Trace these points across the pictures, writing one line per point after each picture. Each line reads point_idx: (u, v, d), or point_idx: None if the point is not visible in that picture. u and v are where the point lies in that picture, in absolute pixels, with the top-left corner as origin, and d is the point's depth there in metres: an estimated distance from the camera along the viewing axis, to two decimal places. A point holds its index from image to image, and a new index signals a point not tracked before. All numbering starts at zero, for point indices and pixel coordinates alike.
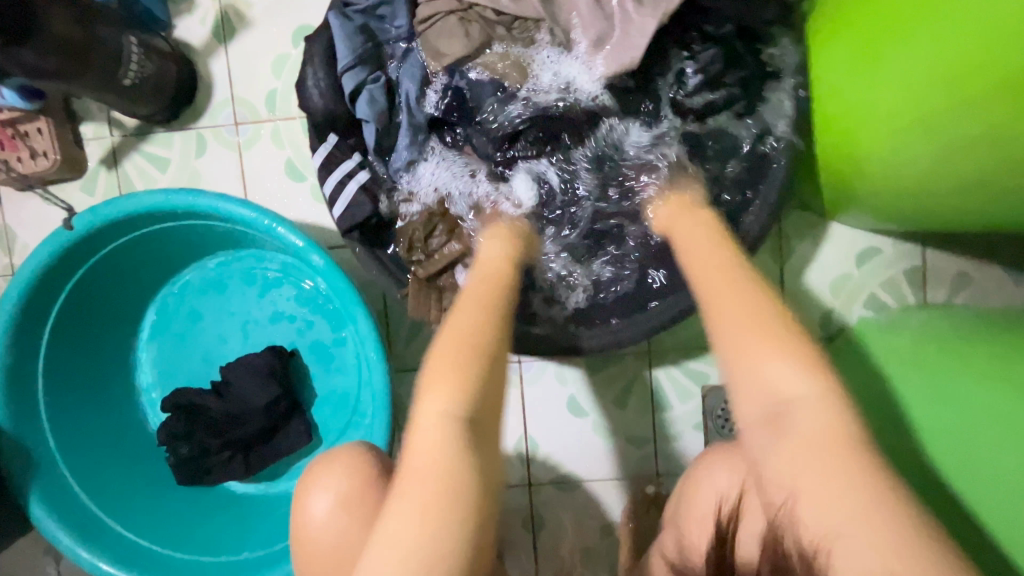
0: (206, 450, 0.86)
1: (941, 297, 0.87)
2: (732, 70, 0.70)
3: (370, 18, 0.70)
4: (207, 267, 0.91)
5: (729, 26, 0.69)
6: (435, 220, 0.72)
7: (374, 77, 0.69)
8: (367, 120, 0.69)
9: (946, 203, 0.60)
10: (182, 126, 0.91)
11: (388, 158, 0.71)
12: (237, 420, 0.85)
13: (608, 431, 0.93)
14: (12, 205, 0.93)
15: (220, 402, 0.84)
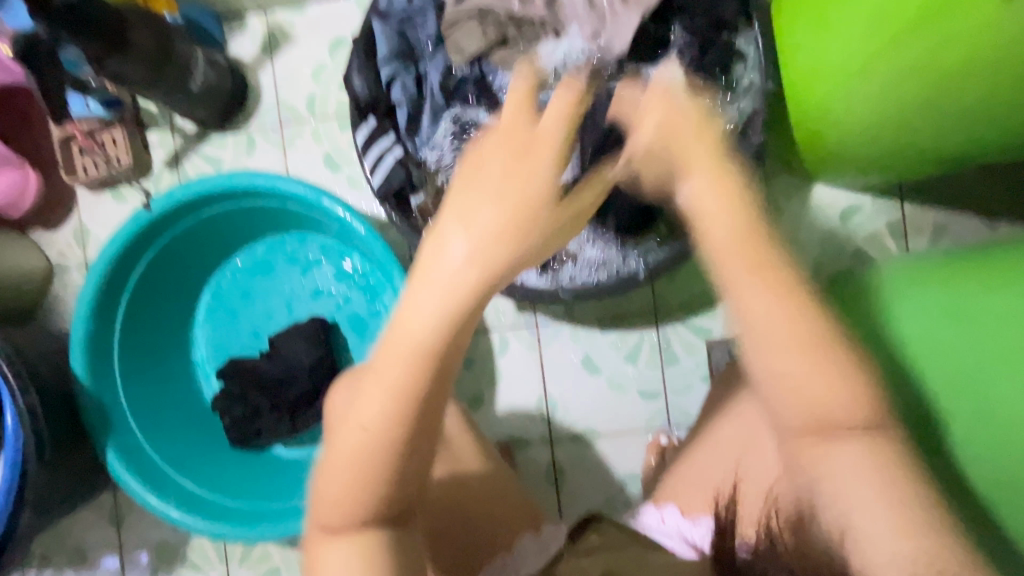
0: (259, 412, 0.95)
1: (922, 246, 0.95)
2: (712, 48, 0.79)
3: (404, 24, 0.81)
4: (255, 250, 1.03)
5: (702, 19, 0.80)
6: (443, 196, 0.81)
7: (406, 69, 0.81)
8: (400, 103, 0.81)
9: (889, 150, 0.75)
10: (234, 129, 1.04)
11: (417, 137, 0.82)
12: (287, 382, 0.95)
13: (621, 386, 1.00)
14: (87, 205, 1.06)
15: (271, 364, 0.95)
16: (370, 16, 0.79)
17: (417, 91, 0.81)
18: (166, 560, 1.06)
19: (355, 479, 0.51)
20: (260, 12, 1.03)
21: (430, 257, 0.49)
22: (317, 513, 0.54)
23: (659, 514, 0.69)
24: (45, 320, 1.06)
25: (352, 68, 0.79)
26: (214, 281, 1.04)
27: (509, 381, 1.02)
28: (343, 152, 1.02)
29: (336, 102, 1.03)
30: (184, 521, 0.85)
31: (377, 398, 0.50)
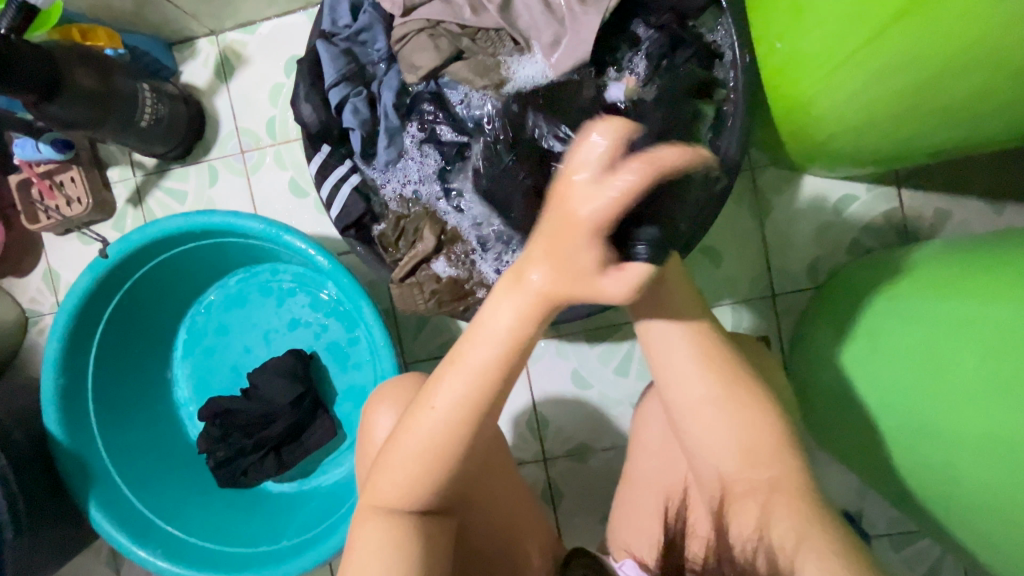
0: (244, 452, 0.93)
1: (924, 234, 0.89)
2: (679, 49, 0.72)
3: (352, 44, 0.77)
4: (228, 285, 1.00)
5: (669, 14, 0.73)
6: (404, 221, 0.77)
7: (357, 91, 0.76)
8: (355, 129, 0.76)
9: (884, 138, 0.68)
10: (194, 160, 1.00)
11: (375, 163, 0.78)
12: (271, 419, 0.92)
13: (612, 399, 0.96)
14: (55, 248, 1.04)
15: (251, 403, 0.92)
16: (314, 40, 0.75)
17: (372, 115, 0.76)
18: None
19: (420, 464, 0.51)
20: (210, 34, 0.98)
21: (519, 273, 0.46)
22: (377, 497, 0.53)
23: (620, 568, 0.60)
24: (25, 368, 1.04)
25: (300, 97, 0.75)
26: (189, 319, 1.01)
27: (496, 401, 0.98)
28: (308, 176, 0.98)
29: (296, 123, 0.98)
30: (171, 570, 0.83)
31: (450, 401, 0.49)
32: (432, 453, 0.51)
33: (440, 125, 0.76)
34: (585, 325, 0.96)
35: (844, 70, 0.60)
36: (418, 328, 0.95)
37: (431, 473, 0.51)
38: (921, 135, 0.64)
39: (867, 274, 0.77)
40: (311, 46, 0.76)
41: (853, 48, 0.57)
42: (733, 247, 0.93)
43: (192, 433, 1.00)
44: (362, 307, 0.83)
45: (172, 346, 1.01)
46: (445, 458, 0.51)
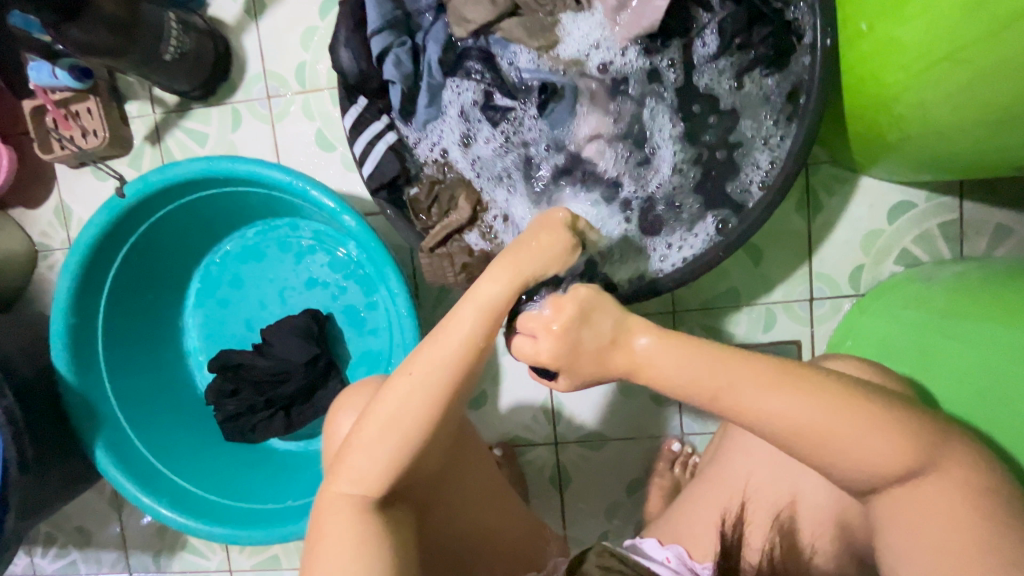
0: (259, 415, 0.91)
1: (981, 250, 0.84)
2: (755, 24, 0.66)
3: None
4: (246, 236, 0.97)
5: None
6: (438, 187, 0.73)
7: (400, 41, 0.70)
8: (395, 82, 0.70)
9: (957, 149, 0.64)
10: (218, 101, 0.95)
11: (414, 122, 0.73)
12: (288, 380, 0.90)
13: (631, 390, 0.94)
14: (67, 182, 0.99)
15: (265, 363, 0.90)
16: None
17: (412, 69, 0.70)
18: (168, 543, 1.06)
19: (374, 476, 0.52)
20: None
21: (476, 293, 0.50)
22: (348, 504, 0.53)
23: (663, 552, 0.64)
24: (32, 303, 1.02)
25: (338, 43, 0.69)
26: (203, 269, 0.98)
27: (513, 381, 0.96)
28: (336, 130, 0.93)
29: (327, 72, 0.92)
30: (176, 520, 0.83)
31: (406, 401, 0.51)
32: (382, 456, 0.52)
33: (493, 89, 0.71)
34: None
35: (943, 67, 0.55)
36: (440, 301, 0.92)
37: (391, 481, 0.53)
38: (1006, 147, 0.60)
39: (935, 290, 0.74)
40: None
41: (956, 46, 0.53)
42: (777, 241, 0.88)
43: (201, 385, 0.98)
44: (389, 275, 0.80)
45: (184, 294, 0.98)
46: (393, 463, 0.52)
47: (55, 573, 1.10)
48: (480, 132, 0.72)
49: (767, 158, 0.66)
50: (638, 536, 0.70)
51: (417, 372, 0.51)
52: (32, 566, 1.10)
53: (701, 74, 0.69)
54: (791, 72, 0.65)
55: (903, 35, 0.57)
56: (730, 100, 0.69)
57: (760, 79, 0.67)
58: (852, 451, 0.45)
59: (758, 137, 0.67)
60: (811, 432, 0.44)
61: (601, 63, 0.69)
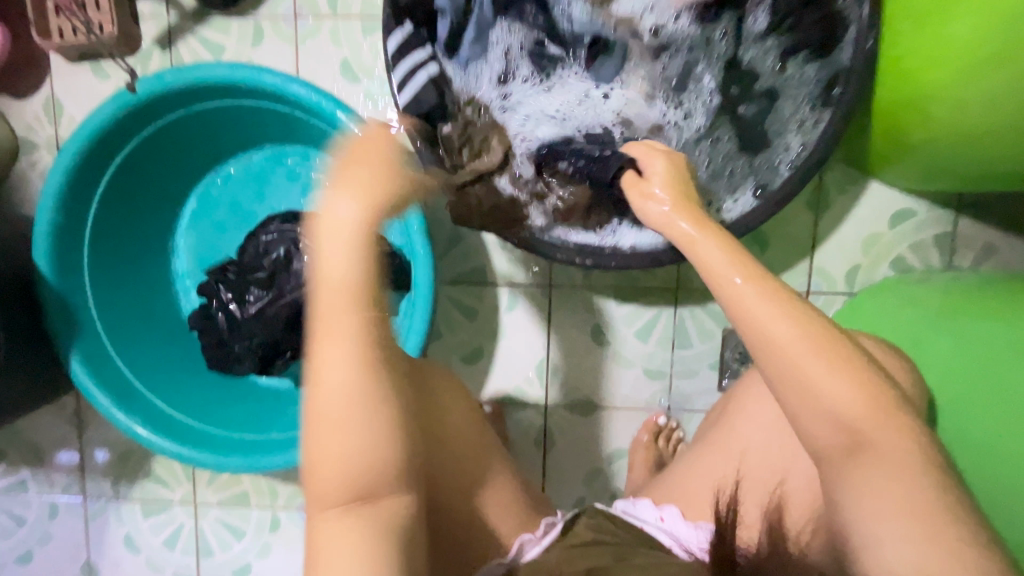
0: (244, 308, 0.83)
1: (967, 264, 0.90)
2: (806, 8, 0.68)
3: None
4: (252, 159, 0.92)
5: None
6: (471, 127, 0.71)
7: None
8: (445, 12, 0.70)
9: (964, 158, 0.68)
10: (240, 13, 0.90)
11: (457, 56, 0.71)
12: (288, 264, 0.83)
13: (625, 361, 0.96)
14: (62, 75, 0.93)
15: (253, 255, 0.84)
16: None
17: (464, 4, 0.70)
18: (130, 471, 1.02)
19: (350, 449, 0.46)
20: None
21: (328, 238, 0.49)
22: (325, 485, 0.47)
23: (657, 511, 0.66)
24: (8, 201, 0.95)
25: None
26: (201, 189, 0.93)
27: (511, 340, 0.96)
28: (364, 62, 0.90)
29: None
30: (152, 440, 0.79)
31: (344, 352, 0.47)
32: (340, 414, 0.47)
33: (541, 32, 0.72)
34: (617, 282, 0.94)
35: (988, 65, 0.57)
36: (447, 247, 0.93)
37: (357, 451, 0.46)
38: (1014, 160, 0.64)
39: (930, 293, 0.78)
40: None
41: (1000, 45, 0.56)
42: (784, 232, 0.91)
43: (186, 308, 0.94)
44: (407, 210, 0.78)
45: (178, 213, 0.93)
46: (354, 428, 0.47)
47: None
48: (521, 73, 0.73)
49: (798, 140, 0.69)
50: (629, 499, 0.71)
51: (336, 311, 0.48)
52: None
53: (748, 49, 0.70)
54: (830, 63, 0.68)
55: (957, 31, 0.60)
56: (768, 83, 0.71)
57: (800, 66, 0.69)
58: (827, 412, 0.45)
59: (792, 122, 0.70)
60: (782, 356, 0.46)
61: (652, 26, 0.71)
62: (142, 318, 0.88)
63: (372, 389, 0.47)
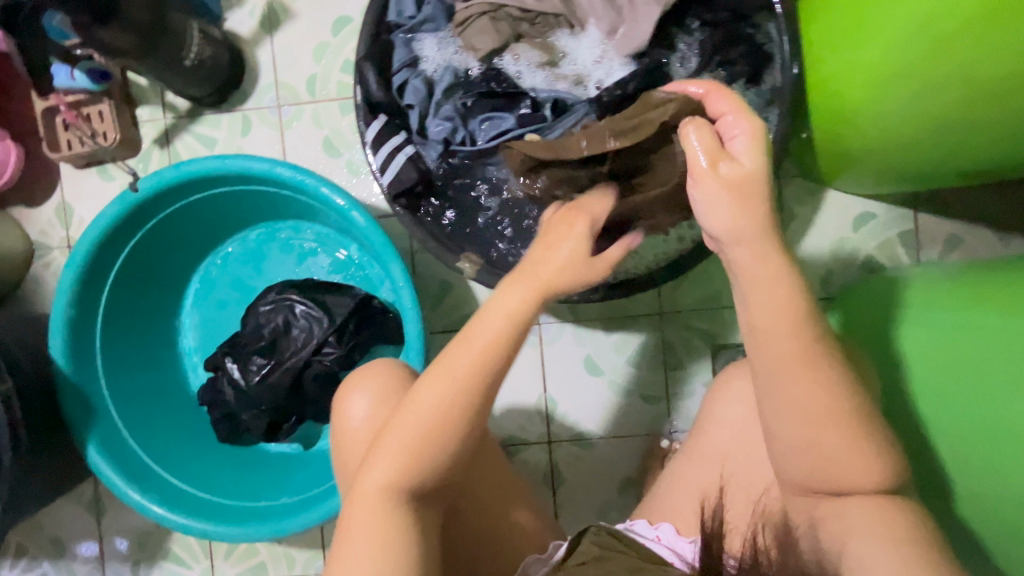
0: (249, 379, 0.87)
1: (935, 257, 0.93)
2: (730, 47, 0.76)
3: (414, 34, 0.81)
4: (248, 238, 0.99)
5: (726, 14, 0.76)
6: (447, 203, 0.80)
7: (417, 74, 0.80)
8: (413, 108, 0.80)
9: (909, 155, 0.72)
10: (229, 109, 0.99)
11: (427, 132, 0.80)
12: (287, 331, 0.87)
13: (621, 389, 0.98)
14: (71, 182, 1.01)
15: (252, 329, 0.89)
16: (373, 21, 0.79)
17: (429, 94, 0.79)
18: (149, 553, 1.03)
19: (415, 447, 0.53)
20: None
21: (504, 296, 0.53)
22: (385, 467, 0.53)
23: (654, 530, 0.67)
24: (25, 301, 1.01)
25: (367, 69, 0.78)
26: (203, 270, 0.99)
27: (508, 381, 0.99)
28: (344, 138, 0.98)
29: (337, 84, 0.98)
30: (167, 518, 0.81)
31: (463, 372, 0.53)
32: (438, 428, 0.53)
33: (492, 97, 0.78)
34: (603, 313, 0.97)
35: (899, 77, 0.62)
36: (439, 297, 0.98)
37: (432, 460, 0.53)
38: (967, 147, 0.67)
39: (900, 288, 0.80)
40: (370, 25, 0.79)
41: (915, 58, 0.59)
42: None
43: (195, 385, 0.97)
44: (392, 267, 0.84)
45: (182, 295, 0.98)
46: (440, 446, 0.53)
47: None
48: (473, 134, 0.78)
49: None
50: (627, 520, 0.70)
51: (484, 331, 0.53)
52: None
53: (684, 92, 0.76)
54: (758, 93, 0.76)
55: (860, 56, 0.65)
56: None
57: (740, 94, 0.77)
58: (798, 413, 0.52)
59: None
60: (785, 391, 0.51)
61: (598, 81, 0.77)
62: (152, 399, 0.92)
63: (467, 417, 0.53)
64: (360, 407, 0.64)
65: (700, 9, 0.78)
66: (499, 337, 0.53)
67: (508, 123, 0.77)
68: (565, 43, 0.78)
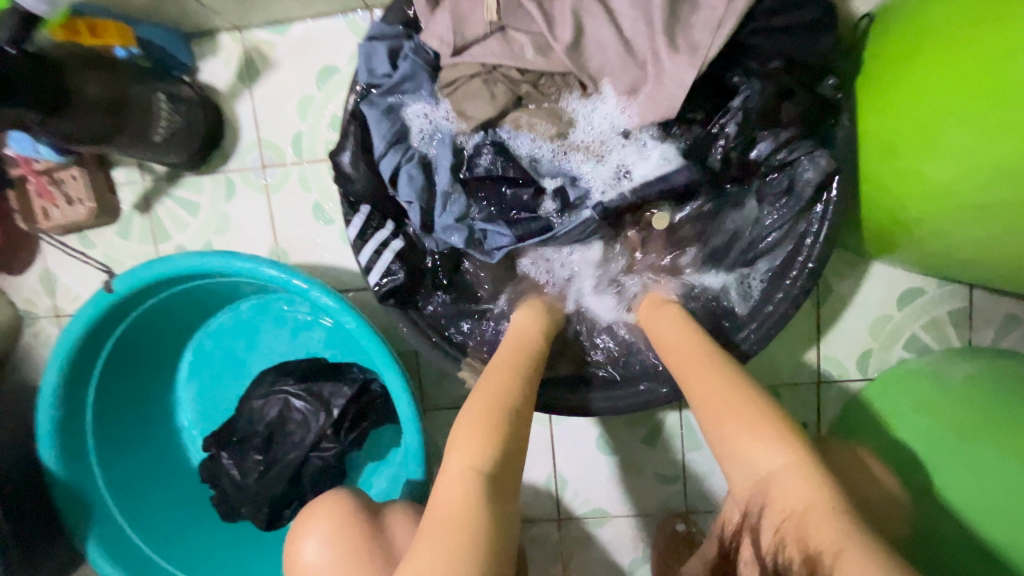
0: (245, 476, 0.83)
1: (988, 339, 0.83)
2: (785, 105, 0.67)
3: (393, 95, 0.74)
4: (240, 310, 0.93)
5: (779, 61, 0.67)
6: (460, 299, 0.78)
7: (408, 157, 0.73)
8: (413, 201, 0.73)
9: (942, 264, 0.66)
10: (210, 170, 0.91)
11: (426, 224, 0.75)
12: (283, 424, 0.82)
13: (634, 468, 0.93)
14: (52, 250, 0.95)
15: (246, 420, 0.84)
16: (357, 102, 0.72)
17: (427, 179, 0.73)
18: None
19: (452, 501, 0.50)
20: (234, 30, 0.87)
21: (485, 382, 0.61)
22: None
23: None
24: (17, 373, 0.98)
25: (345, 146, 0.73)
26: (195, 342, 0.94)
27: None
28: (335, 203, 0.90)
29: (325, 142, 0.89)
30: None
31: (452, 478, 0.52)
32: (467, 514, 0.49)
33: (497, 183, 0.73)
34: None
35: (966, 210, 0.55)
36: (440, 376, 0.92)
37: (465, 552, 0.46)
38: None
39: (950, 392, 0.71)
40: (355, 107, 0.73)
41: (968, 187, 0.53)
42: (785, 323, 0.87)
43: (194, 460, 0.94)
44: (388, 377, 0.75)
45: (177, 369, 0.94)
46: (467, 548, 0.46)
47: None
48: (472, 220, 0.73)
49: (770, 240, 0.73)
50: None
51: (446, 489, 0.51)
52: None
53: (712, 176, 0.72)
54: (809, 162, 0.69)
55: (943, 176, 0.55)
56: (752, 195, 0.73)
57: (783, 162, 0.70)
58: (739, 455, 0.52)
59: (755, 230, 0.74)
60: (710, 404, 0.56)
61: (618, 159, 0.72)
62: (152, 483, 0.89)
63: (460, 533, 0.47)
64: (313, 546, 0.61)
65: (739, 56, 0.68)
66: (483, 464, 0.52)
67: (503, 219, 0.73)
68: (582, 116, 0.72)
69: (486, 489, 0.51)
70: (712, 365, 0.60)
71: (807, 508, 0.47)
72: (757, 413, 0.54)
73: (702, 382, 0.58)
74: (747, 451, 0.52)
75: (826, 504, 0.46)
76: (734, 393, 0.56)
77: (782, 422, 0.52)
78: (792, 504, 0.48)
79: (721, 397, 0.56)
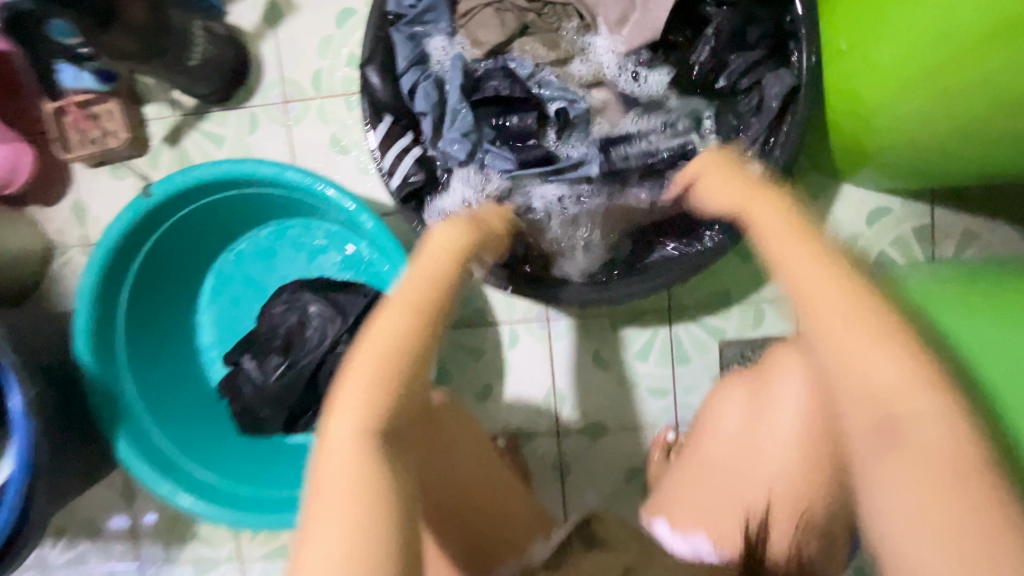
0: (266, 376, 0.89)
1: (950, 252, 0.91)
2: (752, 26, 0.76)
3: (417, 25, 0.83)
4: (260, 236, 0.99)
5: None
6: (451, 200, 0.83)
7: (427, 77, 0.82)
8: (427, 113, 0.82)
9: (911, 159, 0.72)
10: (236, 106, 0.99)
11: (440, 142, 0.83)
12: (301, 330, 0.89)
13: (629, 383, 0.99)
14: (85, 182, 1.02)
15: (267, 327, 0.91)
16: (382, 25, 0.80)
17: (440, 98, 0.82)
18: (179, 536, 1.08)
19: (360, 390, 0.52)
20: None
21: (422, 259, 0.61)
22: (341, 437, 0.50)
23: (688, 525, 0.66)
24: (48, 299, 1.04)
25: (371, 68, 0.79)
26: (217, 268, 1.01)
27: (518, 374, 1.01)
28: (351, 135, 0.97)
29: (343, 78, 0.97)
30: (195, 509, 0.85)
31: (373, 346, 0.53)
32: (382, 376, 0.52)
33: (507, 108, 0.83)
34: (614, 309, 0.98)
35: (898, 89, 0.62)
36: None
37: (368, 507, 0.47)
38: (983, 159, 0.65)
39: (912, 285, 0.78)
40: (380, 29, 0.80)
41: (903, 71, 0.60)
42: None
43: (215, 379, 1.00)
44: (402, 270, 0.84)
45: (199, 292, 1.00)
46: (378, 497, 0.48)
47: (64, 567, 1.12)
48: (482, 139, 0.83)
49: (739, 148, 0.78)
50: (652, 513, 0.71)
51: (385, 328, 0.54)
52: (40, 559, 1.12)
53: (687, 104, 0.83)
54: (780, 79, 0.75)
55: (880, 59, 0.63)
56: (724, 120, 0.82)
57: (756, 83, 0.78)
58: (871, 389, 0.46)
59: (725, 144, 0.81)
60: (814, 300, 0.49)
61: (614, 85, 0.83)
62: (175, 394, 0.95)
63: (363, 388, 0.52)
64: None
65: None
66: (407, 327, 0.54)
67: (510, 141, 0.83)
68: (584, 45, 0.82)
69: (419, 335, 0.54)
70: (824, 258, 0.50)
71: (934, 465, 0.42)
72: (871, 315, 0.47)
73: (813, 277, 0.49)
74: (867, 365, 0.46)
75: (968, 469, 0.42)
76: (835, 282, 0.49)
77: (880, 319, 0.47)
78: (924, 453, 0.43)
79: (825, 279, 0.49)
